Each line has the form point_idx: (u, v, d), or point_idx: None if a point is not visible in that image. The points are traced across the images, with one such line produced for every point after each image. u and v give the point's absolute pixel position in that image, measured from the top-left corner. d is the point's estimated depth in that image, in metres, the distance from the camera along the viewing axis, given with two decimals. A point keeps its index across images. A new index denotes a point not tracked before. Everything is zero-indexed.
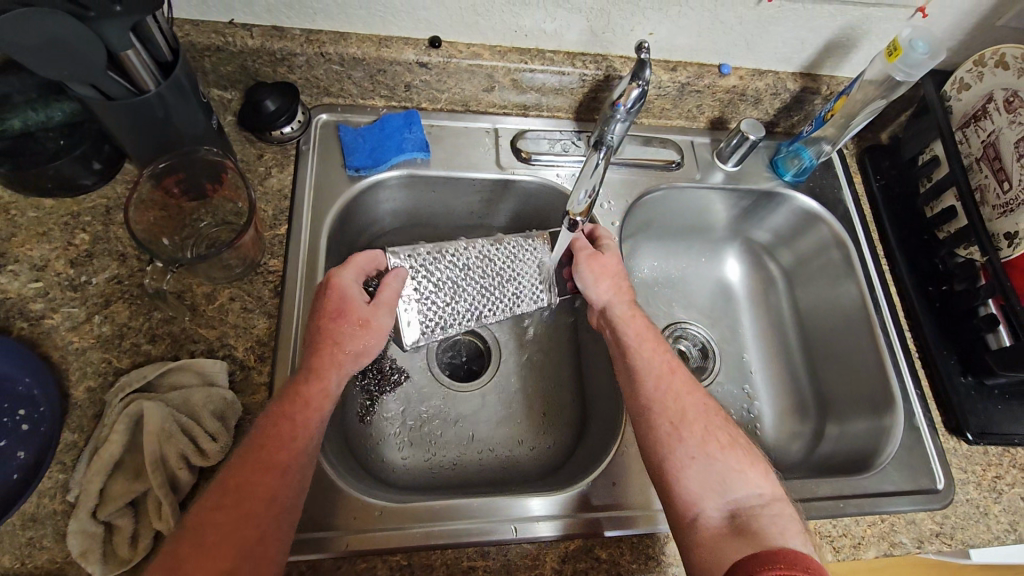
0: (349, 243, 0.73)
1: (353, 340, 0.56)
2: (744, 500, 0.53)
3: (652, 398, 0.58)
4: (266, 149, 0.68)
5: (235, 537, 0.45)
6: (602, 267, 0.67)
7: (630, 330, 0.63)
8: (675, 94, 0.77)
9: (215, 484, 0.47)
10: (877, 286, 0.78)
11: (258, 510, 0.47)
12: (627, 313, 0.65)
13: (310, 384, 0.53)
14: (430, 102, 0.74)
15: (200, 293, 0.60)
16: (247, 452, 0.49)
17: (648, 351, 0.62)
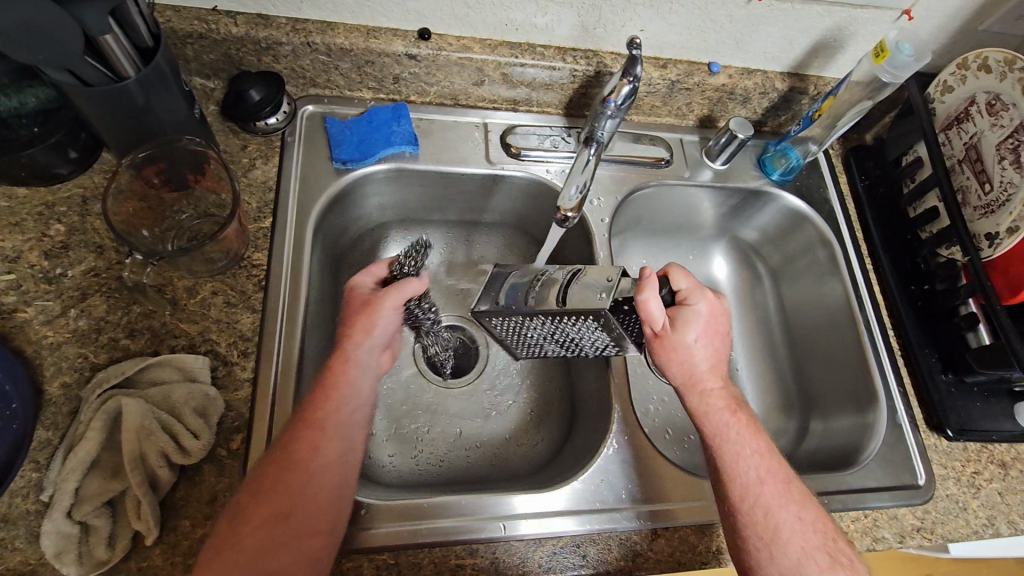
0: (336, 238, 0.72)
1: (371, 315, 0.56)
2: None
3: (740, 509, 0.54)
4: (250, 139, 0.67)
5: (276, 507, 0.47)
6: (680, 351, 0.59)
7: (719, 423, 0.57)
8: (665, 92, 0.77)
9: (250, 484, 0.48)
10: (862, 285, 0.79)
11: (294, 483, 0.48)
12: (712, 398, 0.58)
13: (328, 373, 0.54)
14: (419, 95, 0.73)
15: (182, 287, 0.58)
16: (285, 438, 0.50)
17: (736, 452, 0.56)
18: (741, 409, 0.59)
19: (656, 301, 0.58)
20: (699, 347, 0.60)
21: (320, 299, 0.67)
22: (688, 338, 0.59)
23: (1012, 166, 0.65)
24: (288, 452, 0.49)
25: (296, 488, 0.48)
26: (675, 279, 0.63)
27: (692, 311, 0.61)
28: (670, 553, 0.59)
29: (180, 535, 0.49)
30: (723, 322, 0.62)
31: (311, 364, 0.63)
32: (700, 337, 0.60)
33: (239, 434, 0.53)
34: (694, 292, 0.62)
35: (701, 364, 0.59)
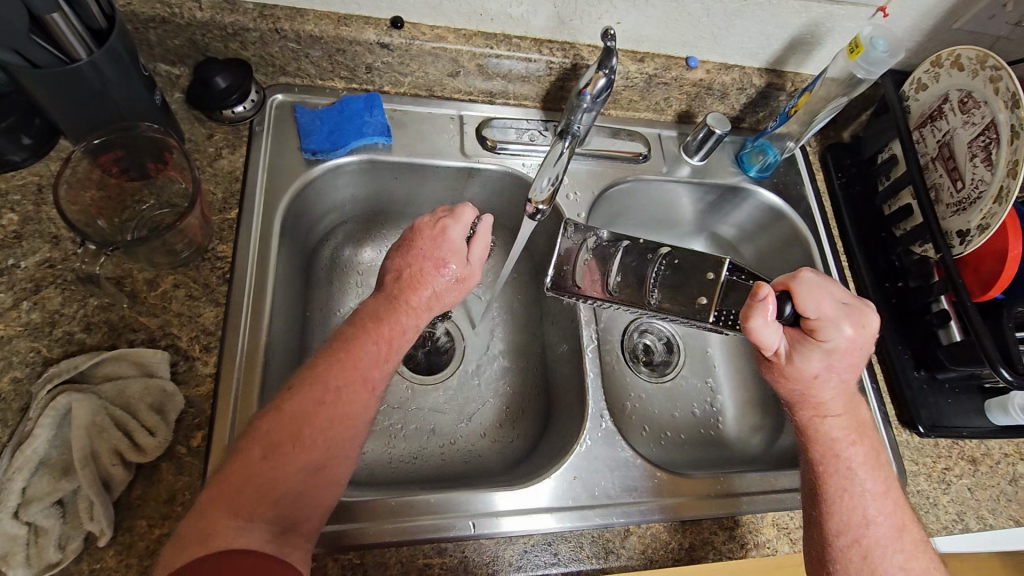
0: (305, 230, 0.70)
1: (411, 294, 0.57)
2: None
3: (838, 540, 0.53)
4: (217, 128, 0.65)
5: (299, 450, 0.46)
6: (798, 376, 0.56)
7: (833, 453, 0.56)
8: (643, 86, 0.76)
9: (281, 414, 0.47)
10: (837, 280, 0.79)
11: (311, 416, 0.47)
12: (829, 425, 0.56)
13: (323, 363, 0.50)
14: (393, 86, 0.72)
15: (142, 279, 0.56)
16: (323, 377, 0.49)
17: (845, 488, 0.55)
18: (863, 438, 0.57)
19: (764, 333, 0.53)
20: (824, 377, 0.56)
21: (289, 293, 0.66)
22: (807, 371, 0.55)
23: (983, 164, 0.65)
24: (273, 452, 0.45)
25: (326, 430, 0.48)
26: (802, 302, 0.54)
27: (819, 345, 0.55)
28: (643, 550, 0.58)
29: (136, 536, 0.47)
30: (862, 350, 0.55)
31: (278, 359, 0.61)
32: (830, 366, 0.55)
33: (201, 431, 0.52)
34: (828, 322, 0.54)
35: (822, 392, 0.56)
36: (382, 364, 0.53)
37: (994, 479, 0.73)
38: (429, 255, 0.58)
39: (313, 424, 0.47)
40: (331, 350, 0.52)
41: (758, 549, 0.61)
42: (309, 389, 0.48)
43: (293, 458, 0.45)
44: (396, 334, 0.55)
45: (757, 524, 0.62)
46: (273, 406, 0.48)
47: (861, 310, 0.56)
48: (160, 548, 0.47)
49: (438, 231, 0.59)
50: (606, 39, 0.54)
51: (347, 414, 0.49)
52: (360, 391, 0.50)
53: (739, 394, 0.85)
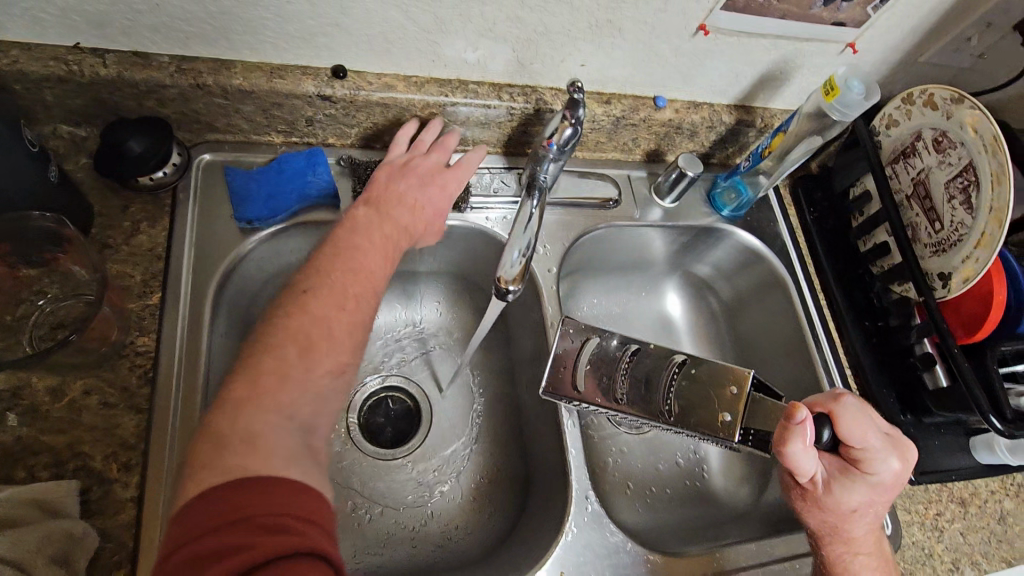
0: (246, 304, 0.62)
1: (405, 221, 0.57)
2: None
3: None
4: (134, 198, 0.56)
5: (327, 346, 0.46)
6: (835, 506, 0.52)
7: None
8: (610, 128, 0.72)
9: (285, 333, 0.45)
10: (816, 320, 0.76)
11: (337, 317, 0.47)
12: (859, 563, 0.53)
13: (335, 270, 0.50)
14: (338, 138, 0.64)
15: (43, 388, 0.47)
16: (331, 280, 0.49)
17: None
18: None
19: (805, 463, 0.50)
20: (860, 513, 0.52)
21: None
22: (846, 504, 0.52)
23: (961, 206, 0.63)
24: (309, 352, 0.45)
25: (342, 328, 0.47)
26: (845, 426, 0.52)
27: (857, 475, 0.52)
28: None
29: None
30: (903, 483, 0.53)
31: None
32: (868, 503, 0.52)
33: (122, 571, 0.44)
34: (872, 454, 0.51)
35: (856, 528, 0.52)
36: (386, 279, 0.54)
37: (983, 521, 0.71)
38: (432, 183, 0.60)
39: (337, 325, 0.47)
40: (339, 253, 0.51)
41: None
42: (330, 292, 0.48)
43: (325, 357, 0.46)
44: (392, 254, 0.55)
45: None
46: (294, 303, 0.47)
47: (903, 440, 0.53)
48: None
49: (443, 177, 0.61)
50: (572, 89, 0.52)
51: (363, 319, 0.49)
52: (371, 299, 0.51)
53: None
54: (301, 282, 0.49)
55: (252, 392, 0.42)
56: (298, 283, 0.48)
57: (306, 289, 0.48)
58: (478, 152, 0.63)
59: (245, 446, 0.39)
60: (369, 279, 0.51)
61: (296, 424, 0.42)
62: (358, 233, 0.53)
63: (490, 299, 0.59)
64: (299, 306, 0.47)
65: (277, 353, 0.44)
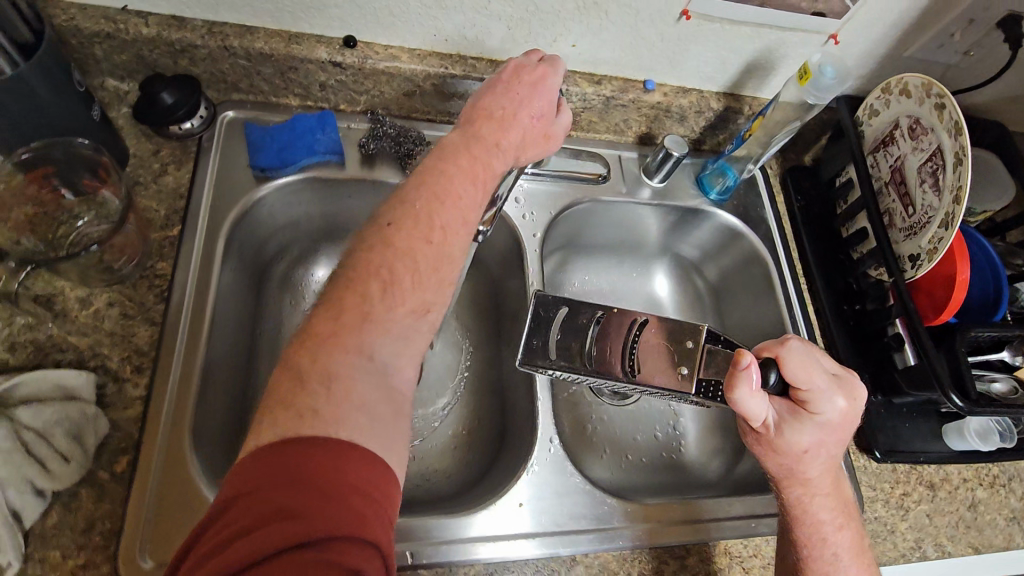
0: (255, 249, 0.68)
1: (500, 135, 0.50)
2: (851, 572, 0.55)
3: None
4: (164, 144, 0.64)
5: (405, 280, 0.42)
6: (789, 446, 0.55)
7: (819, 538, 0.55)
8: (601, 108, 0.76)
9: (355, 259, 0.42)
10: (795, 303, 0.79)
11: (422, 251, 0.43)
12: (817, 504, 0.56)
13: (419, 199, 0.44)
14: (348, 104, 0.71)
15: (73, 297, 0.55)
16: (415, 207, 0.44)
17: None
18: (848, 520, 0.57)
19: (754, 409, 0.53)
20: (812, 454, 0.55)
21: (236, 310, 0.65)
22: (797, 445, 0.55)
23: (931, 189, 0.65)
24: (390, 288, 0.41)
25: (425, 263, 0.43)
26: (793, 369, 0.55)
27: (807, 416, 0.55)
28: None
29: (49, 567, 0.45)
30: (851, 424, 0.56)
31: (219, 379, 0.59)
32: (818, 445, 0.55)
33: (125, 456, 0.50)
34: (818, 394, 0.54)
35: (810, 468, 0.55)
36: (481, 202, 0.48)
37: (953, 505, 0.72)
38: (525, 89, 0.53)
39: (423, 260, 0.43)
40: (426, 178, 0.46)
41: None
42: (416, 222, 0.43)
43: (404, 296, 0.42)
44: (484, 177, 0.48)
45: (710, 554, 0.61)
46: (371, 237, 0.43)
47: (851, 382, 0.56)
48: None
49: (537, 78, 0.54)
50: None
51: (446, 254, 0.44)
52: (462, 230, 0.46)
53: (701, 417, 0.84)
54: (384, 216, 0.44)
55: (335, 328, 0.39)
56: (384, 215, 0.44)
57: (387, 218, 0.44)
58: (557, 60, 0.56)
59: (323, 389, 0.37)
60: (459, 207, 0.46)
61: (378, 364, 0.40)
62: (451, 152, 0.48)
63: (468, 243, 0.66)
64: (375, 238, 0.43)
65: (358, 287, 0.40)
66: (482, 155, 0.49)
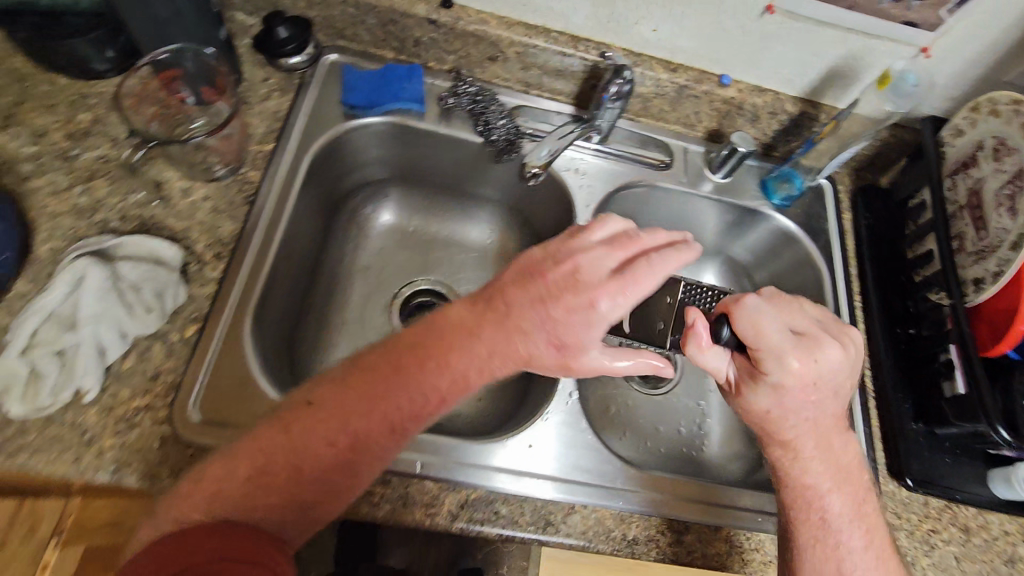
0: (335, 180, 0.76)
1: (525, 317, 0.51)
2: (845, 537, 0.52)
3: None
4: (274, 74, 0.72)
5: (342, 428, 0.47)
6: (756, 403, 0.54)
7: (806, 501, 0.53)
8: (674, 97, 0.79)
9: (324, 388, 0.49)
10: (846, 318, 0.77)
11: (364, 412, 0.48)
12: (803, 463, 0.54)
13: (374, 383, 0.49)
14: (437, 63, 0.77)
15: (177, 187, 0.63)
16: (375, 373, 0.49)
17: (826, 542, 0.52)
18: (844, 486, 0.54)
19: (707, 365, 0.56)
20: (782, 415, 0.54)
21: (307, 229, 0.72)
22: (758, 403, 0.54)
23: (1008, 211, 0.63)
24: (320, 435, 0.46)
25: (370, 418, 0.48)
26: (740, 324, 0.54)
27: (763, 375, 0.53)
28: (583, 532, 0.58)
29: (119, 400, 0.53)
30: (820, 382, 0.53)
31: (281, 282, 0.66)
32: (787, 405, 0.54)
33: (195, 325, 0.57)
34: (769, 352, 0.53)
35: (785, 426, 0.54)
36: (443, 396, 0.50)
37: (988, 555, 0.67)
38: (588, 286, 0.51)
39: (360, 424, 0.47)
40: (404, 345, 0.51)
41: (705, 559, 0.60)
42: (368, 390, 0.48)
43: (326, 447, 0.47)
44: (481, 350, 0.50)
45: (710, 536, 0.61)
46: (341, 374, 0.50)
47: (813, 341, 0.53)
48: (134, 415, 0.52)
49: (572, 258, 0.53)
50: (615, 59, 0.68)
51: (374, 440, 0.48)
52: (411, 413, 0.49)
53: (727, 418, 0.84)
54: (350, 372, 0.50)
55: (236, 463, 0.46)
56: (349, 373, 0.50)
57: (358, 371, 0.49)
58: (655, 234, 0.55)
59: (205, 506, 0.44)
60: (415, 385, 0.49)
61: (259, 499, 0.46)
62: (412, 343, 0.51)
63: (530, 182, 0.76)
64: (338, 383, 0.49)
65: (290, 424, 0.47)
66: (459, 332, 0.51)
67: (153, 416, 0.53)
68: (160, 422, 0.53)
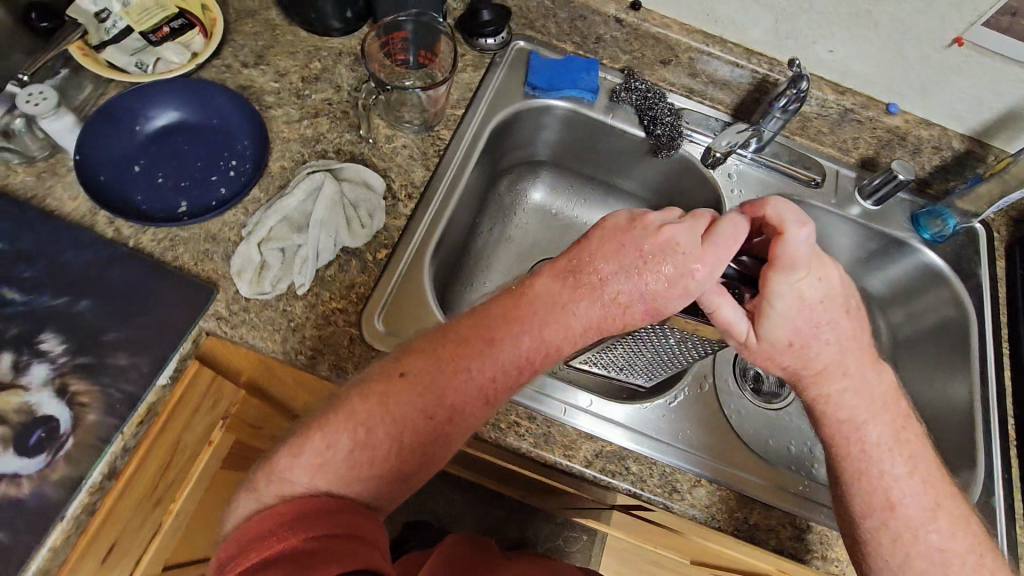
0: (501, 154, 0.84)
1: (614, 286, 0.49)
2: (892, 467, 0.50)
3: (869, 515, 0.50)
4: (468, 53, 0.81)
5: (427, 398, 0.47)
6: (781, 341, 0.50)
7: (844, 435, 0.51)
8: (836, 119, 0.81)
9: (407, 354, 0.49)
10: (990, 361, 0.75)
11: (450, 375, 0.48)
12: (838, 393, 0.51)
13: (458, 355, 0.48)
14: (611, 60, 0.83)
15: (383, 133, 0.71)
16: (458, 343, 0.49)
17: (876, 475, 0.50)
18: (882, 414, 0.52)
19: (729, 306, 0.50)
20: (804, 343, 0.50)
21: (473, 191, 0.80)
22: (784, 338, 0.50)
23: None
24: (404, 400, 0.47)
25: (454, 385, 0.48)
26: (781, 248, 0.48)
27: (784, 304, 0.49)
28: (706, 505, 0.60)
29: (320, 300, 0.60)
30: (839, 304, 0.50)
31: (450, 230, 0.73)
32: (806, 329, 0.50)
33: (386, 250, 0.64)
34: (789, 275, 0.49)
35: (816, 357, 0.50)
36: (529, 362, 0.49)
37: None
38: (690, 256, 0.48)
39: (452, 394, 0.48)
40: (485, 319, 0.50)
41: (826, 561, 0.60)
42: (450, 360, 0.48)
43: (414, 413, 0.47)
44: (574, 321, 0.49)
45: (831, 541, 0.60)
46: (419, 347, 0.49)
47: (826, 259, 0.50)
48: (332, 315, 0.59)
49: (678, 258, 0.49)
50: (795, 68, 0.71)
51: (462, 407, 0.48)
52: (501, 378, 0.49)
53: None
54: (429, 342, 0.50)
55: (329, 427, 0.46)
56: (427, 343, 0.49)
57: (440, 340, 0.49)
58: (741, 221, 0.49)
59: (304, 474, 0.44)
60: (500, 353, 0.49)
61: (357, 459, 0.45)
62: (500, 315, 0.50)
63: (705, 171, 0.81)
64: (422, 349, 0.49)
65: (373, 392, 0.47)
66: (542, 305, 0.50)
67: (346, 319, 0.60)
68: (351, 326, 0.59)
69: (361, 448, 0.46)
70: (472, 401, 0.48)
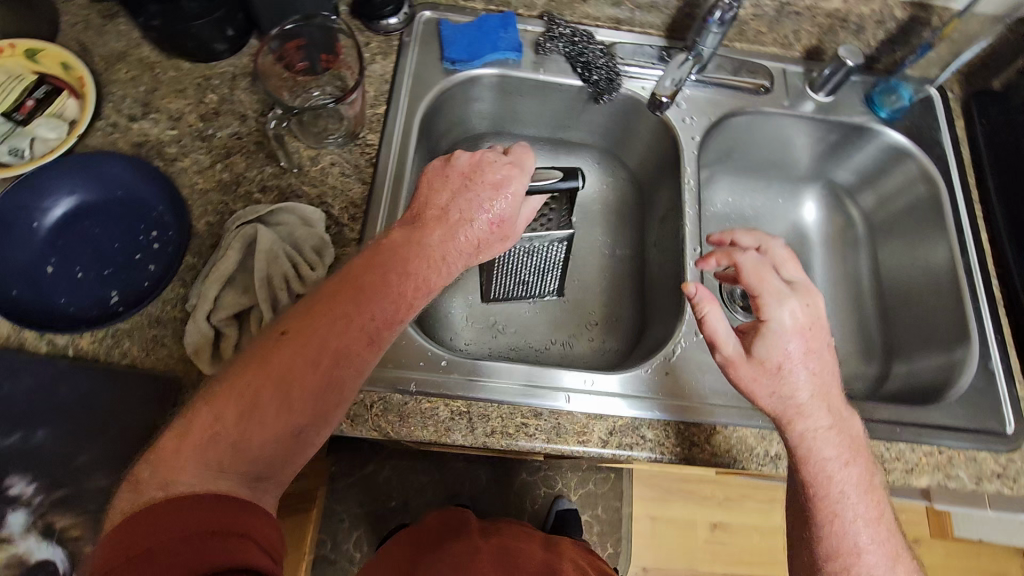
0: (436, 139, 0.78)
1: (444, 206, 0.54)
2: (859, 510, 0.51)
3: (831, 554, 0.51)
4: (373, 38, 0.74)
5: (309, 352, 0.44)
6: (769, 370, 0.51)
7: (823, 474, 0.51)
8: (773, 16, 0.76)
9: (292, 311, 0.47)
10: (966, 227, 0.75)
11: (329, 321, 0.46)
12: (818, 433, 0.51)
13: (337, 305, 0.46)
14: (527, 9, 0.77)
15: (306, 155, 0.66)
16: (335, 290, 0.47)
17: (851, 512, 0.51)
18: (857, 457, 0.52)
19: (722, 316, 0.51)
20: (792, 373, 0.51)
21: None
22: (771, 358, 0.51)
23: None
24: (285, 355, 0.44)
25: (335, 335, 0.45)
26: (748, 277, 0.54)
27: (768, 322, 0.52)
28: (726, 450, 0.60)
29: None
30: (822, 338, 0.53)
31: None
32: (790, 354, 0.51)
33: None
34: (769, 298, 0.52)
35: (799, 392, 0.51)
36: (405, 301, 0.49)
37: None
38: (500, 165, 0.56)
39: (336, 340, 0.45)
40: (359, 268, 0.49)
41: None
42: (329, 309, 0.46)
43: (297, 369, 0.44)
44: (435, 250, 0.51)
45: None
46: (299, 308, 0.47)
47: (807, 288, 0.54)
48: None
49: (495, 175, 0.56)
50: None
51: (351, 352, 0.46)
52: (376, 316, 0.47)
53: (841, 343, 0.82)
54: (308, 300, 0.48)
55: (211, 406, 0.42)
56: (306, 301, 0.47)
57: (320, 294, 0.47)
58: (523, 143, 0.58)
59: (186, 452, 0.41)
60: (376, 291, 0.48)
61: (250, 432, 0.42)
62: (368, 261, 0.49)
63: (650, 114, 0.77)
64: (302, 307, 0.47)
65: (252, 356, 0.44)
66: (405, 244, 0.51)
67: None
68: None
69: (247, 413, 0.42)
70: (357, 348, 0.46)
